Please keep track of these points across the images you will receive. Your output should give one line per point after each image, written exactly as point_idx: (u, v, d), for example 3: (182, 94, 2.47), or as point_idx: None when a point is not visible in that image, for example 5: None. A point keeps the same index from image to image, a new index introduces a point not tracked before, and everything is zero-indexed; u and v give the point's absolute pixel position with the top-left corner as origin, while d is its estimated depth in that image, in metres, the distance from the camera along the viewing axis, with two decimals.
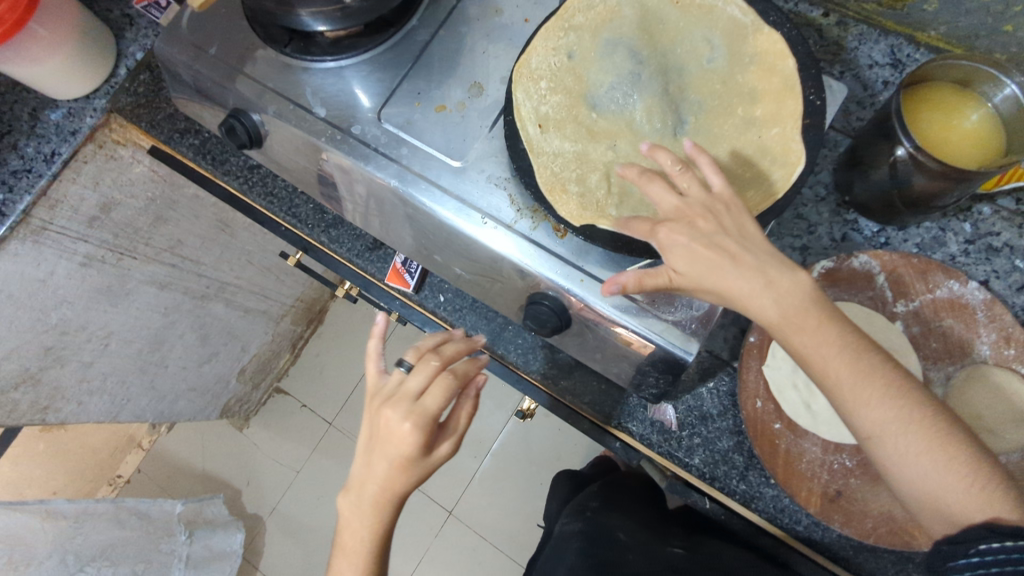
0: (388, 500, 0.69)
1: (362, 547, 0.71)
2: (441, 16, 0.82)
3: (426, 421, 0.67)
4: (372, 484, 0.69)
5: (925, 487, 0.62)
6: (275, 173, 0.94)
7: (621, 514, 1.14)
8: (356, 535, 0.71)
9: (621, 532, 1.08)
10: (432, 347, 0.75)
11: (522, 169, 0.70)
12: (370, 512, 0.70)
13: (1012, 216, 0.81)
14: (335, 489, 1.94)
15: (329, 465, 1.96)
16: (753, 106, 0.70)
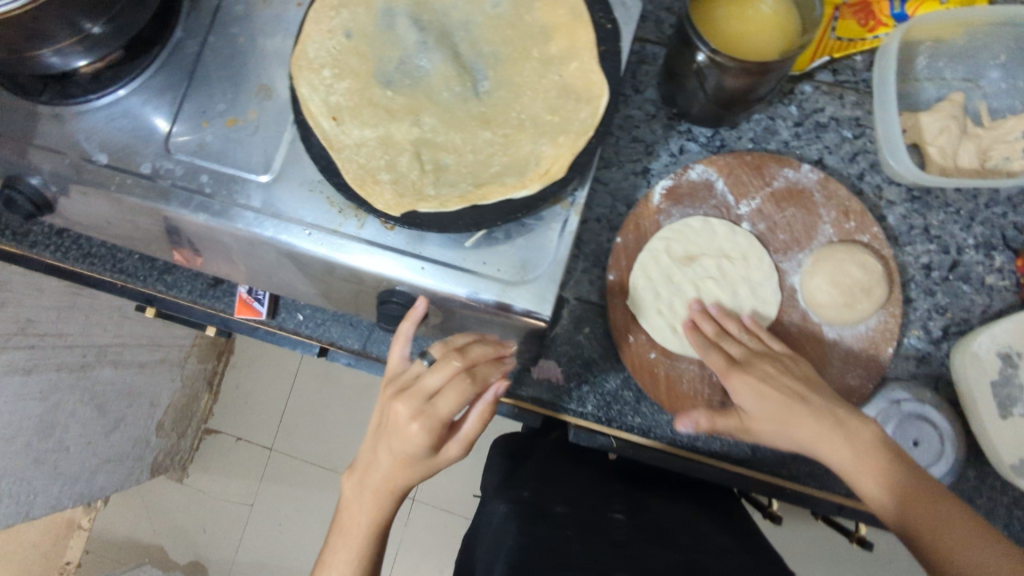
0: (395, 496, 0.67)
1: (365, 535, 0.67)
2: (206, 22, 0.75)
3: (435, 425, 0.62)
4: (377, 478, 0.66)
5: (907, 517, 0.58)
6: (85, 234, 0.86)
7: (563, 483, 0.93)
8: (361, 520, 0.67)
9: (560, 505, 0.87)
10: (461, 344, 0.67)
11: (327, 169, 0.65)
12: (370, 510, 0.67)
13: (831, 89, 0.81)
14: (295, 512, 1.83)
15: (281, 489, 1.85)
16: (547, 45, 0.67)
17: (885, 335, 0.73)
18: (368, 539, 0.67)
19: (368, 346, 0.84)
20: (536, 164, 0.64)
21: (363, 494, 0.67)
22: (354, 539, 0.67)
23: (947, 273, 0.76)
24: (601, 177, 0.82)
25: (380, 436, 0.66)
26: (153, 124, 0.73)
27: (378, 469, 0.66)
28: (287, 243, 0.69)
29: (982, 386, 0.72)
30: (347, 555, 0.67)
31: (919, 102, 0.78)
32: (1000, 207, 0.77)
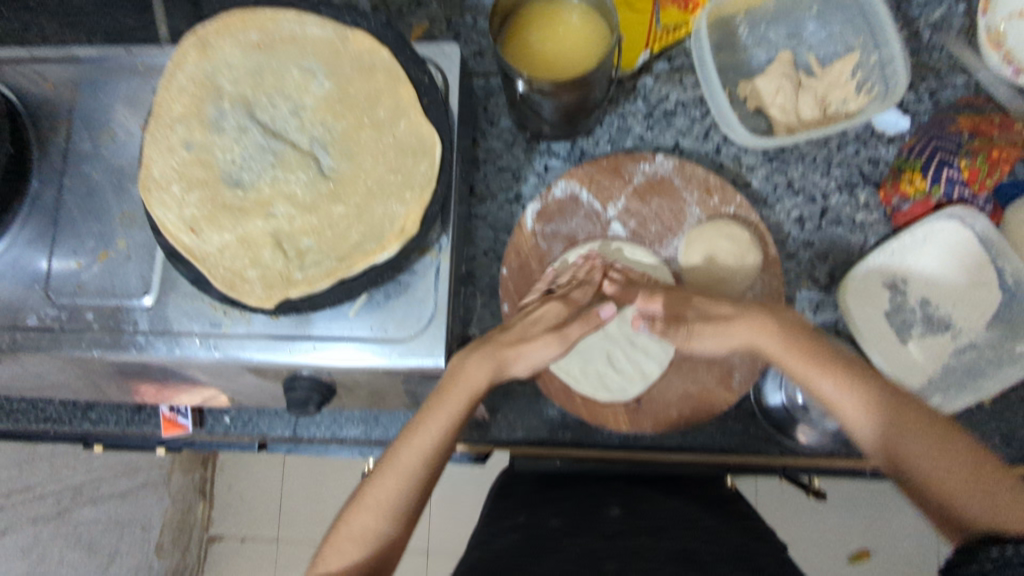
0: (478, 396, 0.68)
1: (417, 472, 0.65)
2: (60, 167, 0.77)
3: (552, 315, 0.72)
4: (437, 420, 0.66)
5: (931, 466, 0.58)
6: (2, 394, 0.87)
7: (552, 501, 0.73)
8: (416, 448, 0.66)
9: (552, 518, 0.69)
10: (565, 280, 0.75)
11: (198, 280, 0.67)
12: (415, 453, 0.65)
13: (670, 77, 0.84)
14: None
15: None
16: (376, 110, 0.69)
17: (776, 295, 0.75)
18: (417, 473, 0.65)
19: (299, 430, 0.86)
20: (390, 225, 0.66)
21: (418, 430, 0.66)
22: (410, 470, 0.65)
23: (820, 221, 0.79)
24: (478, 213, 0.84)
25: (500, 348, 0.70)
26: (31, 274, 0.75)
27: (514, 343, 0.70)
28: (182, 357, 0.71)
29: (875, 319, 0.75)
30: (393, 483, 0.64)
31: (753, 69, 0.82)
32: (853, 145, 0.80)
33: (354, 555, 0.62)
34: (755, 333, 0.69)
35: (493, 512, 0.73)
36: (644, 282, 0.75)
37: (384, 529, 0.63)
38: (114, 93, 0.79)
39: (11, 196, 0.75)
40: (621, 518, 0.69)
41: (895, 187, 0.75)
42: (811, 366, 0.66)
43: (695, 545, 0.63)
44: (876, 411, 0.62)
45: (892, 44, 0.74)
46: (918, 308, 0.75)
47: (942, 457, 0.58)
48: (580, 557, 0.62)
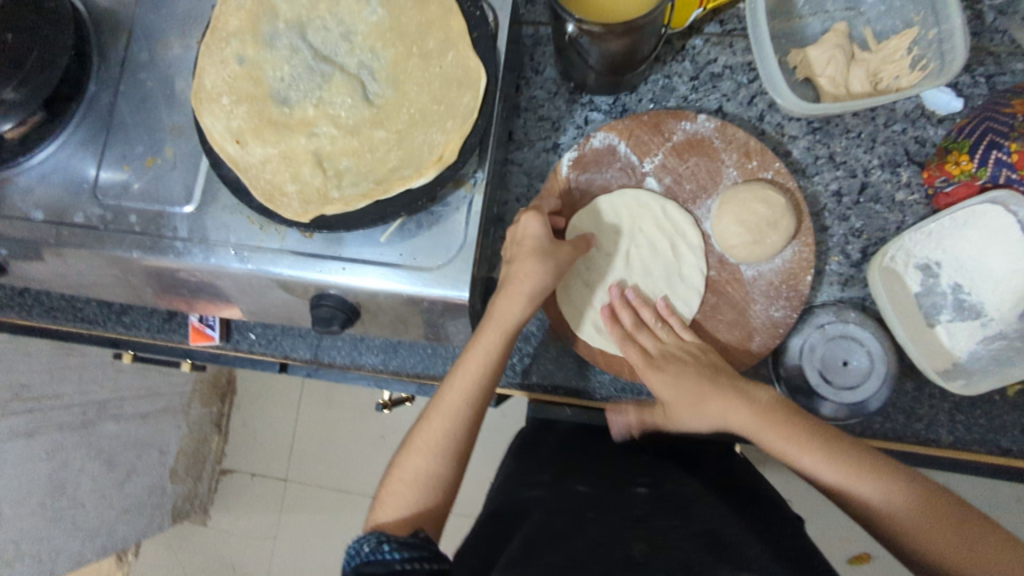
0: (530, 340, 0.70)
1: (462, 410, 0.67)
2: (117, 73, 0.80)
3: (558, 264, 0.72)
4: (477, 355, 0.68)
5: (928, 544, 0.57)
6: (43, 290, 0.91)
7: (576, 459, 0.82)
8: (457, 393, 0.68)
9: (581, 487, 0.75)
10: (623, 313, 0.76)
11: (239, 190, 0.69)
12: (461, 397, 0.67)
13: (721, 40, 0.83)
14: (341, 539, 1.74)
15: (310, 517, 1.77)
16: (425, 41, 0.70)
17: (804, 264, 0.74)
18: (460, 418, 0.67)
19: (320, 353, 0.88)
20: (430, 152, 0.68)
21: (462, 368, 0.68)
22: (455, 408, 0.67)
23: (858, 197, 0.79)
24: (514, 159, 0.85)
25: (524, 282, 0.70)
26: (81, 173, 0.78)
27: (526, 269, 0.70)
28: (218, 265, 0.73)
29: (903, 297, 0.75)
30: (448, 424, 0.67)
31: (805, 38, 0.81)
32: (900, 124, 0.79)
33: (412, 497, 0.64)
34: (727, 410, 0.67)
35: (524, 473, 0.81)
36: (654, 325, 0.75)
37: (435, 470, 0.65)
38: (172, 7, 0.81)
39: (68, 97, 0.78)
40: (647, 496, 0.73)
41: (941, 167, 0.74)
42: (779, 429, 0.64)
43: (718, 526, 0.65)
44: (832, 461, 0.62)
45: (953, 20, 0.71)
46: (949, 291, 0.74)
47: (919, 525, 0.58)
48: (609, 533, 0.65)
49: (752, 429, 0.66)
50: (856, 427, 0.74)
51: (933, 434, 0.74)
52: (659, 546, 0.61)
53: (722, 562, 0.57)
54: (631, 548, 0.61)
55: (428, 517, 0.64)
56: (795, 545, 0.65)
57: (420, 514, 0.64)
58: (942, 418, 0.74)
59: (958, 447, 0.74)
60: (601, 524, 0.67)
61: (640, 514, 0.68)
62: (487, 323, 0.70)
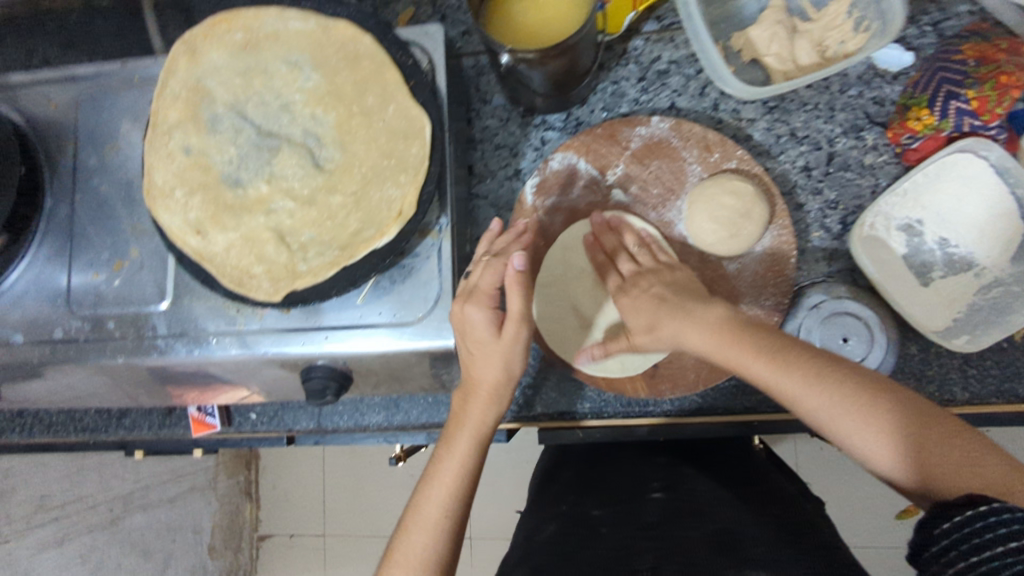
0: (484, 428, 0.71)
1: (444, 519, 0.67)
2: (71, 184, 0.80)
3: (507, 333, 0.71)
4: (452, 458, 0.70)
5: (930, 464, 0.52)
6: (40, 408, 0.91)
7: (592, 482, 0.84)
8: (435, 503, 0.67)
9: (594, 507, 0.77)
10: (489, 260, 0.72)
11: (208, 280, 0.69)
12: (439, 502, 0.67)
13: (661, 36, 0.82)
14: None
15: (353, 570, 1.76)
16: (364, 97, 0.70)
17: (786, 246, 0.73)
18: (443, 523, 0.66)
19: (322, 421, 0.87)
20: (388, 209, 0.67)
21: (431, 488, 0.68)
22: (449, 489, 0.68)
23: (827, 168, 0.77)
24: (479, 192, 0.85)
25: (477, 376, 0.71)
26: (53, 288, 0.78)
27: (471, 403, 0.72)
28: (202, 357, 0.73)
29: (893, 263, 0.73)
30: (438, 496, 0.68)
31: (745, 19, 0.80)
32: (855, 88, 0.78)
33: None
34: (679, 328, 0.66)
35: (544, 505, 0.83)
36: (634, 248, 0.74)
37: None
38: (114, 107, 0.81)
39: (27, 216, 0.78)
40: (660, 501, 0.74)
41: (903, 125, 0.73)
42: (749, 350, 0.61)
43: (731, 526, 0.66)
44: (820, 389, 0.58)
45: None
46: (937, 248, 0.73)
47: (882, 427, 0.55)
48: (621, 545, 0.66)
49: (731, 356, 0.62)
50: None
51: (949, 394, 0.72)
52: (665, 551, 0.62)
53: (732, 566, 0.58)
54: (641, 561, 0.61)
55: None
56: (810, 526, 0.67)
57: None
58: (954, 376, 0.72)
59: (976, 403, 0.72)
60: (613, 540, 0.68)
61: (651, 522, 0.70)
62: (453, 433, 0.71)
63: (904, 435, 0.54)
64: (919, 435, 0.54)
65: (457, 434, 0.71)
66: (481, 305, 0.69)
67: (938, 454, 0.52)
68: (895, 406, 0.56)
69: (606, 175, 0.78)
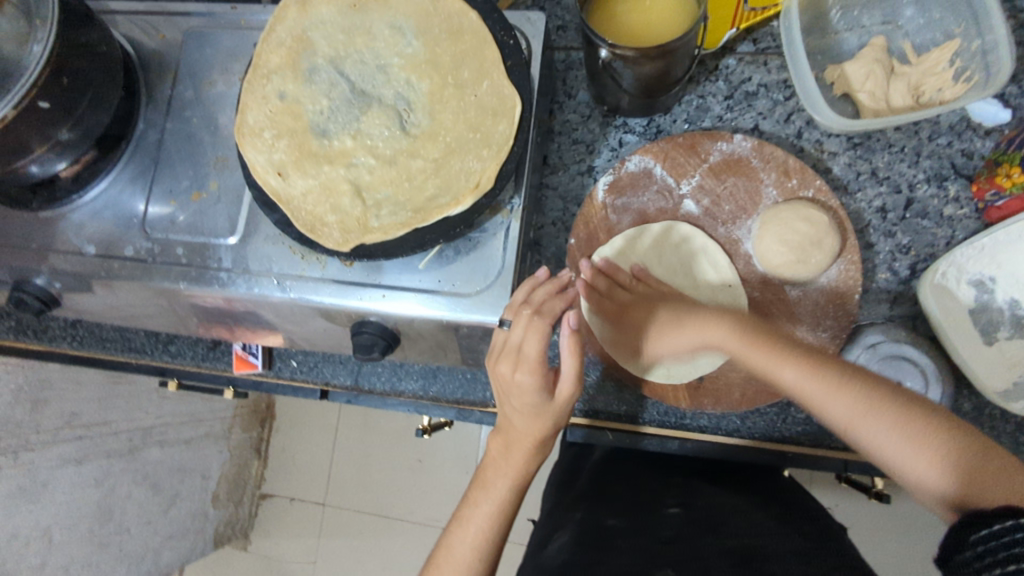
0: (522, 475, 0.72)
1: (473, 561, 0.68)
2: (164, 111, 0.83)
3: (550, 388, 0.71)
4: (487, 502, 0.71)
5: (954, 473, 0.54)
6: (95, 321, 0.94)
7: (612, 491, 0.82)
8: (466, 544, 0.69)
9: (610, 518, 0.75)
10: (523, 297, 0.71)
11: (282, 222, 0.71)
12: (469, 544, 0.68)
13: (755, 58, 0.83)
14: (379, 564, 1.74)
15: (348, 543, 1.77)
16: (460, 71, 0.72)
17: (851, 282, 0.72)
18: (472, 564, 0.68)
19: (360, 380, 0.89)
20: (467, 180, 0.68)
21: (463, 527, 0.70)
22: (483, 536, 0.69)
23: (904, 212, 0.77)
24: (549, 183, 0.86)
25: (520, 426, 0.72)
26: (130, 208, 0.81)
27: (507, 450, 0.73)
28: (260, 295, 0.75)
29: (958, 316, 0.72)
30: (471, 545, 0.68)
31: (843, 53, 0.80)
32: (945, 137, 0.77)
33: None
34: (709, 325, 0.68)
35: (561, 516, 0.82)
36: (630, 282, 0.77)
37: None
38: (217, 46, 0.84)
39: (117, 136, 0.81)
40: (678, 517, 0.73)
41: (990, 180, 0.72)
42: (773, 354, 0.64)
43: (753, 545, 0.64)
44: (845, 394, 0.60)
45: (996, 32, 0.70)
46: (1007, 308, 0.71)
47: (910, 436, 0.57)
48: (639, 556, 0.65)
49: (761, 358, 0.64)
50: None
51: None
52: (685, 567, 0.61)
53: None
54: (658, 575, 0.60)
55: None
56: (835, 544, 0.65)
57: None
58: (1005, 442, 0.71)
59: None
60: (629, 551, 0.67)
61: (669, 536, 0.68)
62: (490, 473, 0.73)
63: (933, 445, 0.56)
64: (946, 444, 0.55)
65: (493, 475, 0.72)
66: (512, 364, 0.70)
67: (972, 470, 0.53)
68: (920, 418, 0.57)
69: (681, 183, 0.78)
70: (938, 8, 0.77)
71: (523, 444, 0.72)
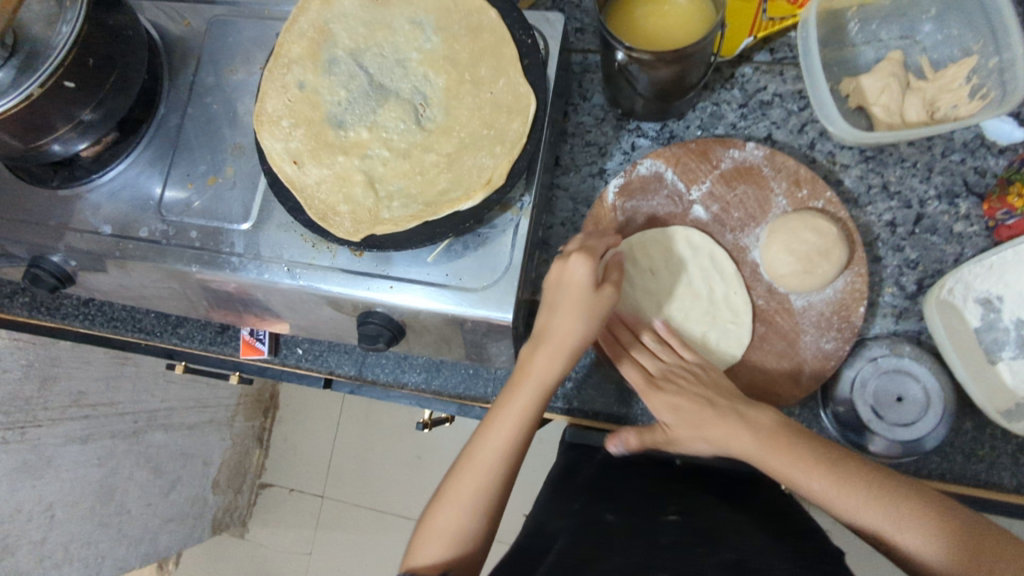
0: (549, 380, 0.69)
1: (497, 466, 0.66)
2: (185, 97, 0.85)
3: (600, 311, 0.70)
4: (515, 406, 0.68)
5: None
6: (108, 301, 0.96)
7: (611, 488, 0.82)
8: (491, 447, 0.67)
9: (608, 513, 0.76)
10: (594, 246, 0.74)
11: (294, 209, 0.71)
12: (495, 448, 0.66)
13: (771, 68, 0.83)
14: (374, 559, 1.74)
15: (345, 536, 1.78)
16: (478, 68, 0.73)
17: (857, 294, 0.73)
18: (497, 469, 0.66)
19: (363, 370, 0.90)
20: (479, 176, 0.69)
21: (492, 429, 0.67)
22: (489, 467, 0.66)
23: (913, 227, 0.77)
24: (560, 183, 0.86)
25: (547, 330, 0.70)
26: (146, 190, 0.82)
27: (538, 354, 0.70)
28: (270, 281, 0.76)
29: (963, 333, 0.72)
30: (476, 477, 0.65)
31: (859, 66, 0.80)
32: (958, 154, 0.77)
33: (442, 553, 0.63)
34: (731, 434, 0.64)
35: (554, 501, 0.82)
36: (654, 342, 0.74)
37: (468, 525, 0.63)
38: (240, 34, 0.86)
39: (139, 119, 0.83)
40: (677, 523, 0.73)
41: (1002, 199, 0.72)
42: (792, 457, 0.61)
43: (751, 558, 0.64)
44: (867, 501, 0.58)
45: (1014, 49, 0.70)
46: (1013, 327, 0.71)
47: (933, 547, 0.55)
48: (637, 560, 0.65)
49: (782, 461, 0.62)
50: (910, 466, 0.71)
51: (995, 477, 0.70)
52: None
53: None
54: None
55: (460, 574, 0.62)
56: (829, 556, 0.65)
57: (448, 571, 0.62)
58: (1005, 461, 0.71)
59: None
60: (626, 552, 0.67)
61: (668, 543, 0.68)
62: (518, 375, 0.70)
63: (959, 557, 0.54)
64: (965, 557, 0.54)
65: (520, 377, 0.70)
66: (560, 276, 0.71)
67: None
68: (939, 526, 0.56)
69: (690, 188, 0.78)
70: (957, 24, 0.77)
71: (554, 342, 0.69)
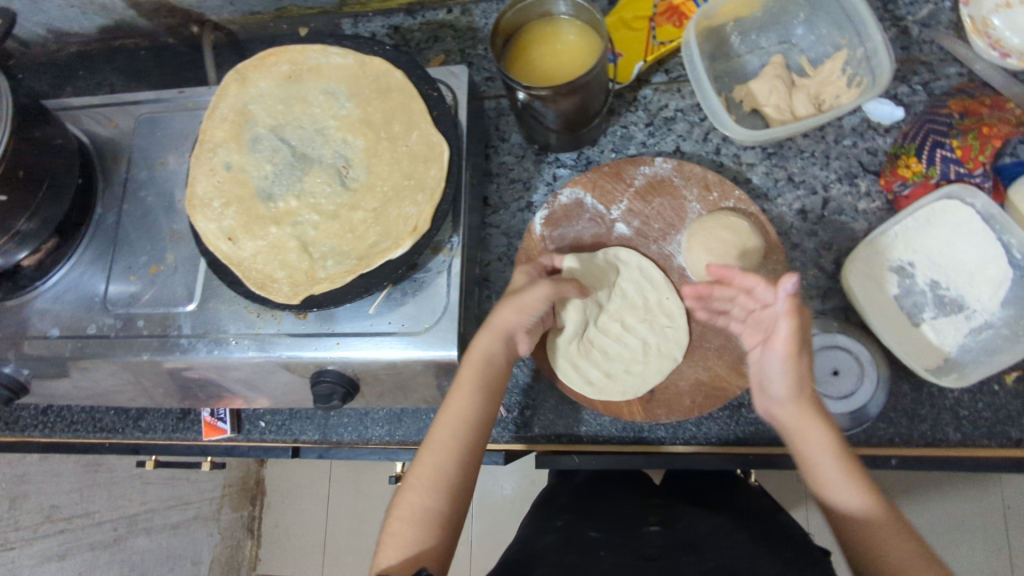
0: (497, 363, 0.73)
1: (455, 447, 0.69)
2: (120, 194, 0.88)
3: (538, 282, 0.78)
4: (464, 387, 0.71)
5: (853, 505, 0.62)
6: (65, 405, 0.96)
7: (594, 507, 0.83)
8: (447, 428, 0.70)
9: (594, 530, 0.76)
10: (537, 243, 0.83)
11: (233, 282, 0.73)
12: (450, 430, 0.69)
13: (668, 87, 0.89)
14: None
15: None
16: (392, 125, 0.77)
17: (780, 280, 0.77)
18: (452, 447, 0.68)
19: (328, 433, 0.91)
20: (405, 225, 0.72)
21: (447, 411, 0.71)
22: (447, 444, 0.69)
23: (822, 212, 0.82)
24: (492, 222, 0.90)
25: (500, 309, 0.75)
26: (91, 288, 0.84)
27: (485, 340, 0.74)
28: (220, 357, 0.77)
29: (884, 302, 0.76)
30: (438, 458, 0.68)
31: (747, 73, 0.87)
32: (849, 138, 0.83)
33: (409, 533, 0.63)
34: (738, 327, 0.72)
35: (538, 525, 0.83)
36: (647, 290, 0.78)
37: (426, 503, 0.65)
38: (167, 128, 0.89)
39: (77, 221, 0.85)
40: (660, 534, 0.73)
41: (894, 172, 0.79)
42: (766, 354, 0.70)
43: (734, 565, 0.64)
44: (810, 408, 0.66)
45: (875, 39, 0.76)
46: (929, 289, 0.75)
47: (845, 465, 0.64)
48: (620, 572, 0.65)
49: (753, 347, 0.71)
50: (860, 436, 0.75)
51: (940, 434, 0.74)
52: None
53: None
54: None
55: (430, 556, 0.62)
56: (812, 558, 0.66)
57: (424, 554, 0.62)
58: (946, 417, 0.75)
59: (967, 444, 0.74)
60: (609, 566, 0.67)
61: (651, 553, 0.68)
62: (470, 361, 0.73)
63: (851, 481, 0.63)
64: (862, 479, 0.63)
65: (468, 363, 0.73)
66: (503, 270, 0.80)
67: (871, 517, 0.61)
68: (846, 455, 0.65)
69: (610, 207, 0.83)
70: (825, 25, 0.84)
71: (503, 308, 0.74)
